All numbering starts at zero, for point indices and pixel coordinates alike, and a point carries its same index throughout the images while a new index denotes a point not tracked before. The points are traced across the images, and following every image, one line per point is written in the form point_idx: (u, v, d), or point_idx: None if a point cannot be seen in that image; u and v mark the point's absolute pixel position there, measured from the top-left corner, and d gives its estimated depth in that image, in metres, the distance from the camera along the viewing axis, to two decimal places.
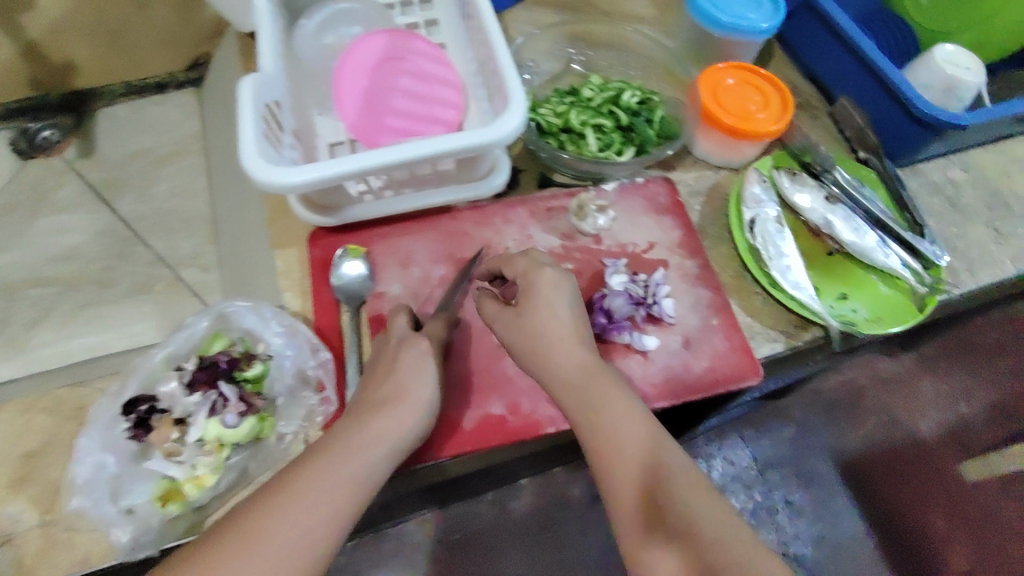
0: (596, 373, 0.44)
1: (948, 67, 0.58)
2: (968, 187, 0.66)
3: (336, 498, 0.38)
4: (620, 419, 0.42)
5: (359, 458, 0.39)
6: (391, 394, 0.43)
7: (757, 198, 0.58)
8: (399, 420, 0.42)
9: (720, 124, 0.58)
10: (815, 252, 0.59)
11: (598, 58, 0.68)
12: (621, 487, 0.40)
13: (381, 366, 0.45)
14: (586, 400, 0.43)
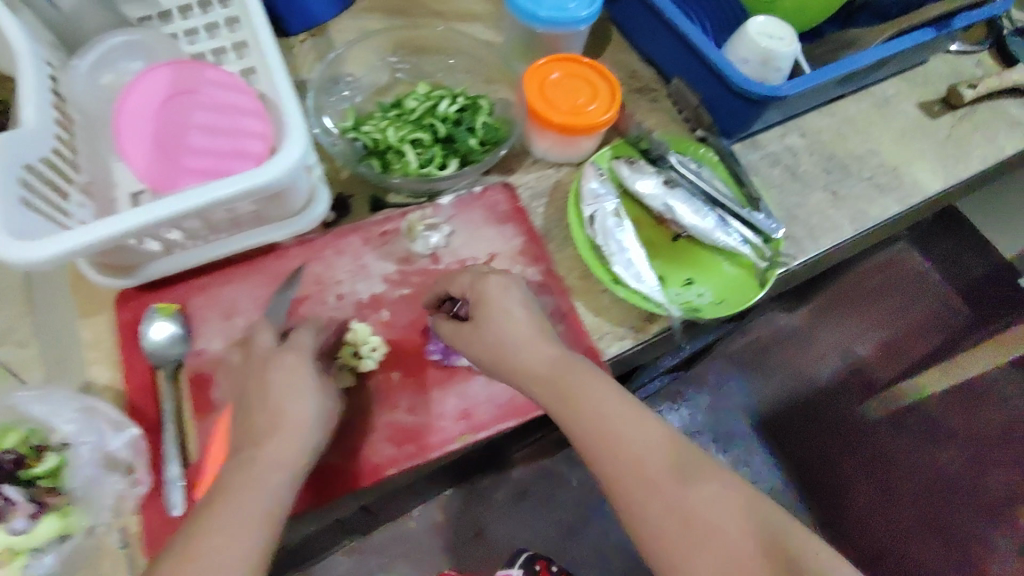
0: (571, 370, 0.45)
1: (761, 41, 0.58)
2: (806, 153, 0.67)
3: (270, 506, 0.38)
4: (614, 416, 0.43)
5: (260, 497, 0.38)
6: (281, 415, 0.41)
7: (595, 193, 0.57)
8: (285, 444, 0.40)
9: (548, 121, 0.57)
10: (660, 239, 0.59)
11: (425, 65, 0.65)
12: (629, 485, 0.41)
13: (253, 386, 0.43)
14: (570, 403, 0.44)
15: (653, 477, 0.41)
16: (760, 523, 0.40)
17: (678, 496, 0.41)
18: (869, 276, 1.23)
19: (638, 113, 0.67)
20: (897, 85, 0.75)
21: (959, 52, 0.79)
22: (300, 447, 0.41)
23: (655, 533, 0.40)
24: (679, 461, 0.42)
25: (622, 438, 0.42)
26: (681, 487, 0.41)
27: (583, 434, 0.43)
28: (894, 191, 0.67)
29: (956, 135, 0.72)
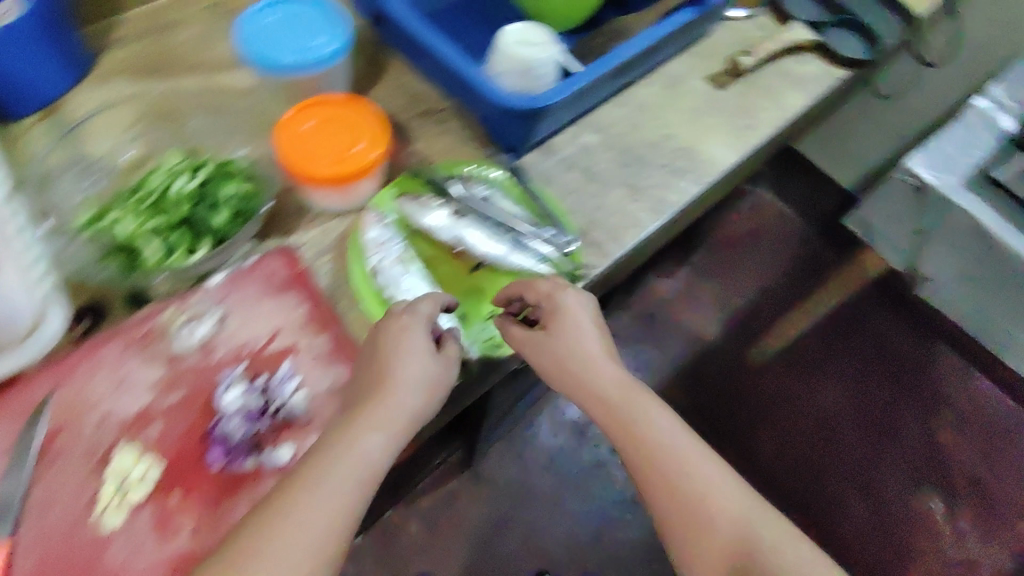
0: (631, 391, 0.50)
1: (518, 50, 0.56)
2: (601, 150, 0.67)
3: (353, 476, 0.40)
4: (657, 432, 0.49)
5: (334, 475, 0.40)
6: (384, 377, 0.45)
7: (377, 241, 0.55)
8: (391, 411, 0.43)
9: (314, 176, 0.55)
10: (459, 273, 0.58)
11: (183, 126, 0.61)
12: (657, 490, 0.47)
13: (374, 347, 0.47)
14: (620, 416, 0.49)
15: (692, 487, 0.47)
16: (773, 526, 0.46)
17: (710, 502, 0.46)
18: (734, 228, 1.36)
19: (424, 141, 0.65)
20: (685, 61, 0.76)
21: (741, 17, 0.81)
22: (389, 418, 0.43)
23: (688, 538, 0.46)
24: (712, 475, 0.47)
25: (672, 450, 0.48)
26: (710, 492, 0.47)
27: (629, 448, 0.49)
28: (691, 171, 0.68)
29: (745, 102, 0.74)
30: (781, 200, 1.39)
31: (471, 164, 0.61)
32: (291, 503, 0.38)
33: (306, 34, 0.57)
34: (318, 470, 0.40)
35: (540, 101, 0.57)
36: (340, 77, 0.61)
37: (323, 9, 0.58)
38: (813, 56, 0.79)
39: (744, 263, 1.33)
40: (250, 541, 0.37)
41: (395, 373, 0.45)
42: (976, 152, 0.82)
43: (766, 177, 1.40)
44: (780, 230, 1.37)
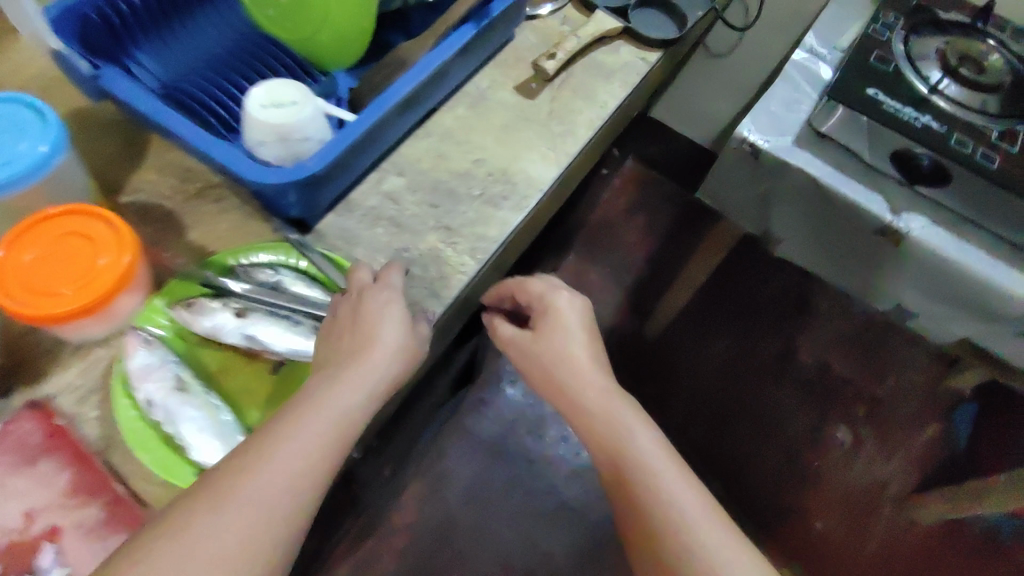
0: (614, 405, 0.50)
1: (264, 117, 0.48)
2: (408, 193, 0.61)
3: (324, 437, 0.40)
4: (636, 448, 0.48)
5: (317, 422, 0.41)
6: (363, 341, 0.45)
7: (144, 370, 0.47)
8: (373, 366, 0.45)
9: (54, 312, 0.46)
10: (257, 380, 0.51)
11: None
12: (614, 478, 0.48)
13: (347, 317, 0.47)
14: (602, 426, 0.50)
15: (669, 502, 0.45)
16: (715, 526, 0.43)
17: (685, 524, 0.44)
18: (610, 196, 1.31)
19: (200, 229, 0.57)
20: (491, 73, 0.70)
21: (545, 13, 0.75)
22: (365, 380, 0.44)
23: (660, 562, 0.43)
24: (692, 498, 0.45)
25: (650, 469, 0.46)
26: (688, 515, 0.44)
27: (612, 468, 0.48)
28: (510, 198, 0.62)
29: (559, 108, 0.69)
30: (652, 161, 1.35)
31: (250, 246, 0.53)
32: (268, 448, 0.39)
33: (5, 141, 0.48)
34: (300, 415, 0.41)
35: (302, 170, 0.49)
36: (73, 185, 0.52)
37: (21, 105, 0.49)
38: (624, 42, 0.75)
39: (624, 231, 1.27)
40: (226, 482, 0.37)
41: (379, 332, 0.46)
42: (801, 104, 0.81)
43: (634, 142, 1.37)
44: (655, 191, 1.32)
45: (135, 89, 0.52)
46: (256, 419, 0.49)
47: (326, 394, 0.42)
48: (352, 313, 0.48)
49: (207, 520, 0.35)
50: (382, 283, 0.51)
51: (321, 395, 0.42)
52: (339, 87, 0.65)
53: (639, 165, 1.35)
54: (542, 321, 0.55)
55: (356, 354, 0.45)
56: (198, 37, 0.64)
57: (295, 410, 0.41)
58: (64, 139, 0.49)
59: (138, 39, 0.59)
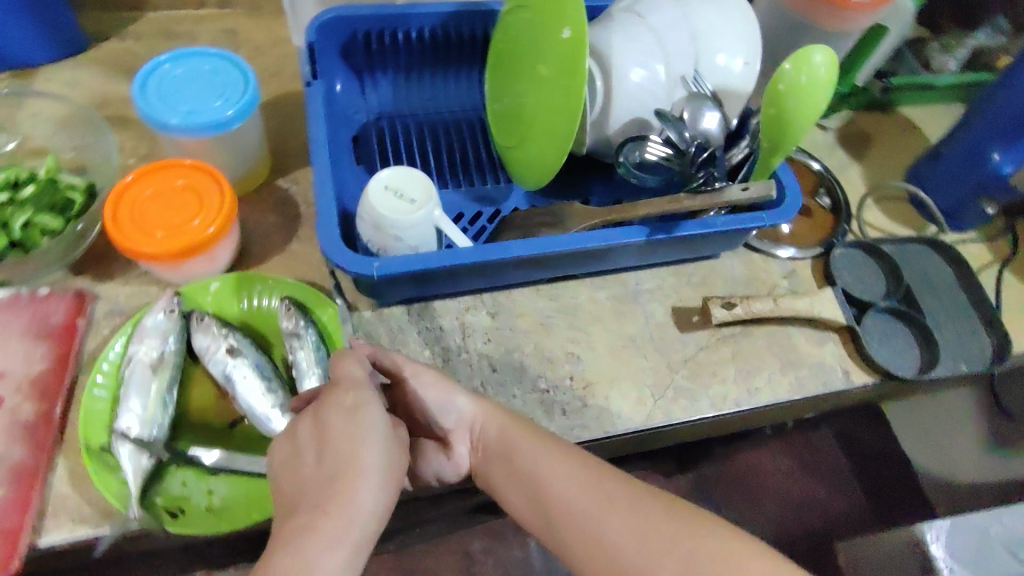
0: (497, 423, 0.48)
1: (378, 199, 0.48)
2: (482, 337, 0.56)
3: None
4: (540, 449, 0.46)
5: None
6: (336, 476, 0.40)
7: (147, 331, 0.49)
8: (353, 508, 0.39)
9: (128, 242, 0.49)
10: (220, 412, 0.50)
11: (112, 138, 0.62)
12: (560, 529, 0.43)
13: (329, 442, 0.41)
14: (508, 442, 0.47)
15: (580, 493, 0.43)
16: (686, 525, 0.40)
17: (594, 503, 0.42)
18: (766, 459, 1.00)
19: (303, 244, 0.59)
20: (662, 279, 0.62)
21: (784, 256, 0.65)
22: (337, 543, 0.38)
23: (594, 557, 0.41)
24: (598, 479, 0.43)
25: (543, 481, 0.44)
26: (585, 488, 0.43)
27: (525, 481, 0.46)
28: (569, 416, 0.53)
29: (701, 358, 0.57)
30: (849, 447, 1.00)
31: (304, 289, 0.53)
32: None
33: (208, 97, 0.54)
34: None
35: (364, 264, 0.47)
36: (241, 150, 0.57)
37: (240, 69, 0.55)
38: (835, 340, 0.60)
39: (760, 503, 0.96)
40: None
41: (354, 453, 0.41)
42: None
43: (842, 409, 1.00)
44: (835, 482, 0.98)
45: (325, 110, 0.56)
46: (184, 439, 0.49)
47: (300, 547, 0.37)
48: (341, 428, 0.42)
49: None
50: (342, 377, 0.45)
51: (301, 551, 0.37)
52: (510, 199, 0.62)
53: (825, 441, 1.01)
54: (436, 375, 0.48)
55: (337, 483, 0.40)
56: (443, 89, 0.67)
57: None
58: (250, 111, 0.54)
59: (388, 67, 0.65)
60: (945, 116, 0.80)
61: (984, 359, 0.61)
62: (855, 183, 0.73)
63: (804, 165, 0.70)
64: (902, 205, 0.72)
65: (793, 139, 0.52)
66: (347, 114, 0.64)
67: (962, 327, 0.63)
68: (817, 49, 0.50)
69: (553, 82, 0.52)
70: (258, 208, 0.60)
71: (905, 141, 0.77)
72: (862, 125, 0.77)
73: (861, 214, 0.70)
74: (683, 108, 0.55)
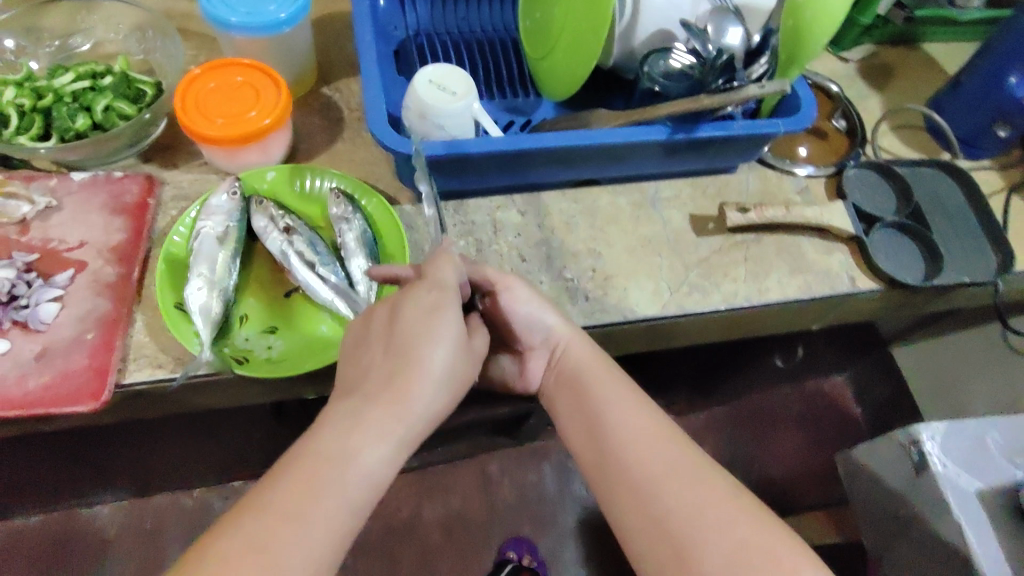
0: (586, 359, 0.51)
1: (424, 88, 0.53)
2: (511, 232, 0.61)
3: (346, 501, 0.38)
4: (620, 405, 0.48)
5: (357, 473, 0.39)
6: (397, 365, 0.43)
7: (214, 208, 0.55)
8: (407, 398, 0.42)
9: (193, 127, 0.55)
10: (275, 286, 0.55)
11: None
12: (607, 470, 0.46)
13: (401, 333, 0.45)
14: (591, 393, 0.49)
15: (646, 453, 0.45)
16: (726, 496, 0.42)
17: (656, 465, 0.44)
18: (780, 400, 1.11)
19: (347, 145, 0.64)
20: (680, 189, 0.65)
21: (801, 175, 0.68)
22: (383, 429, 0.41)
23: (642, 514, 0.42)
24: (666, 443, 0.45)
25: (611, 421, 0.47)
26: (644, 439, 0.45)
27: (597, 429, 0.48)
28: (590, 302, 0.58)
29: (714, 260, 0.61)
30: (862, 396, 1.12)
31: (351, 179, 0.59)
32: (311, 500, 0.37)
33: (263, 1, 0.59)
34: (330, 469, 0.38)
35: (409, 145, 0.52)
36: (292, 52, 0.63)
37: None
38: (844, 250, 0.64)
39: (777, 438, 1.08)
40: (248, 531, 0.36)
41: (417, 356, 0.44)
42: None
43: (862, 359, 1.08)
44: (840, 424, 1.11)
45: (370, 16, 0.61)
46: (245, 303, 0.54)
47: (347, 433, 0.40)
48: (410, 330, 0.45)
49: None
50: (428, 276, 0.48)
51: (348, 439, 0.40)
52: (538, 111, 0.67)
53: (842, 391, 1.13)
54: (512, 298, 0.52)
55: (394, 382, 0.43)
56: (477, 11, 0.71)
57: (320, 459, 0.39)
58: (301, 16, 0.60)
59: None
60: (966, 52, 0.82)
61: (989, 272, 0.63)
62: (873, 111, 0.75)
63: (822, 90, 0.73)
64: (919, 133, 0.74)
65: (806, 50, 0.58)
66: (387, 30, 0.69)
67: (969, 243, 0.65)
68: None
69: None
70: (306, 112, 0.65)
71: (926, 74, 0.79)
72: (885, 58, 0.79)
73: (876, 140, 0.72)
74: (706, 22, 0.58)
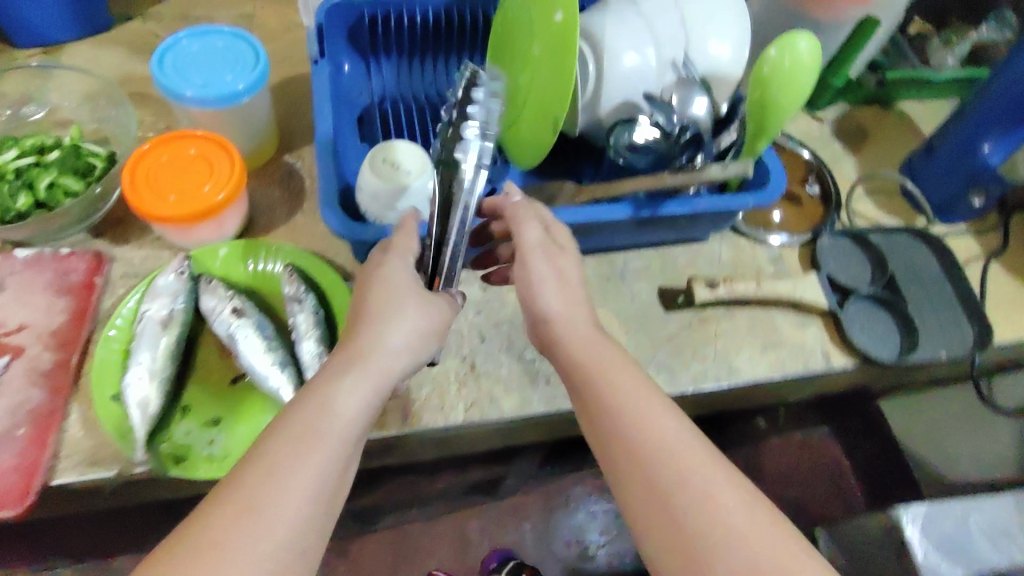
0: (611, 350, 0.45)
1: (379, 169, 0.51)
2: (474, 309, 0.59)
3: (326, 447, 0.38)
4: (631, 398, 0.41)
5: (329, 438, 0.39)
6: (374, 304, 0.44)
7: (157, 290, 0.53)
8: (382, 332, 0.43)
9: (140, 204, 0.53)
10: (220, 374, 0.53)
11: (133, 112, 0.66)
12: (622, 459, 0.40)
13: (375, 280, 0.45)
14: (595, 384, 0.43)
15: (661, 453, 0.39)
16: (749, 506, 0.36)
17: (674, 466, 0.38)
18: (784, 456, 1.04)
19: (307, 217, 0.62)
20: (649, 260, 0.64)
21: (775, 244, 0.67)
22: (367, 368, 0.41)
23: (658, 522, 0.36)
24: (681, 443, 0.39)
25: (635, 408, 0.41)
26: (668, 431, 0.39)
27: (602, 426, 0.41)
28: (552, 385, 0.56)
29: (683, 337, 0.60)
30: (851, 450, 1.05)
31: (303, 254, 0.57)
32: (282, 473, 0.37)
33: (220, 70, 0.57)
34: (305, 442, 0.38)
35: (359, 230, 0.50)
36: (252, 122, 0.61)
37: (250, 44, 0.58)
38: (817, 324, 0.62)
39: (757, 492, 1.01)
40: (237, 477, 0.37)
41: (388, 295, 0.44)
42: (1016, 547, 0.61)
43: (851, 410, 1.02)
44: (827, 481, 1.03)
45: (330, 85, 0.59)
46: (190, 392, 0.52)
47: (327, 385, 0.40)
48: (375, 285, 0.45)
49: (226, 525, 0.35)
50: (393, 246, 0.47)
51: (316, 401, 0.40)
52: (505, 179, 0.65)
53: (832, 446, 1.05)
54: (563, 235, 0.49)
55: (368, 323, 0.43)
56: (445, 75, 0.70)
57: (295, 434, 0.38)
58: (261, 86, 0.58)
59: (392, 52, 0.68)
60: (941, 112, 0.81)
61: (964, 346, 0.62)
62: (848, 173, 0.74)
63: (796, 154, 0.72)
64: (895, 197, 0.73)
65: (776, 122, 0.54)
66: (351, 95, 0.67)
67: (945, 316, 0.63)
68: (802, 36, 0.52)
69: (547, 69, 0.54)
70: (264, 182, 0.64)
71: (901, 135, 0.78)
72: (860, 118, 0.79)
73: (851, 204, 0.71)
74: (672, 92, 0.57)
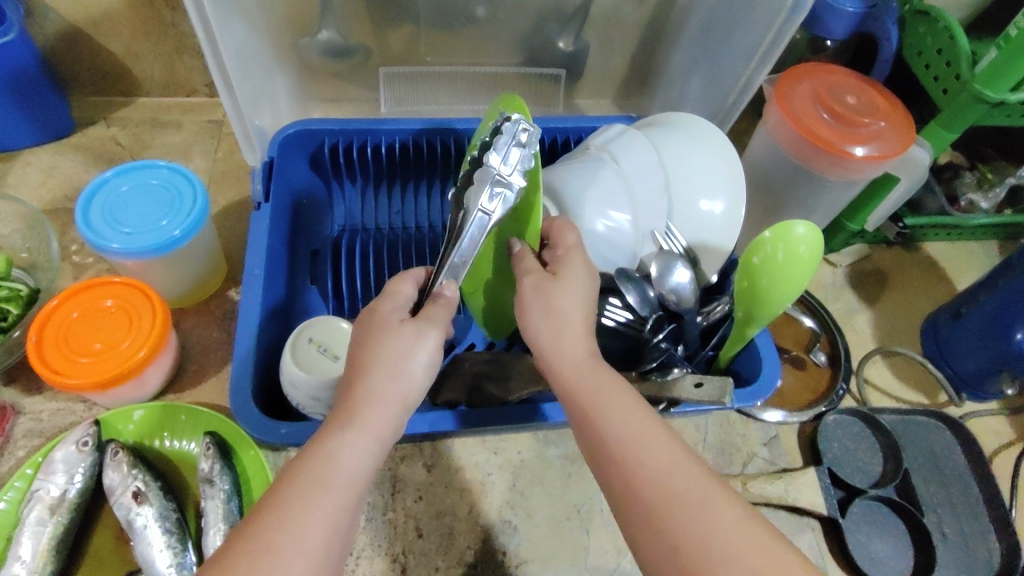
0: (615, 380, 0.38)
1: (309, 347, 0.46)
2: (414, 494, 0.52)
3: (328, 504, 0.33)
4: (626, 415, 0.36)
5: (334, 492, 0.34)
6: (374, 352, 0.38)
7: (51, 466, 0.47)
8: (387, 381, 0.37)
9: (45, 366, 0.48)
10: (112, 569, 0.47)
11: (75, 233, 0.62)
12: (636, 513, 0.34)
13: (368, 332, 0.39)
14: (590, 399, 0.37)
15: (662, 471, 0.34)
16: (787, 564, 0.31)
17: (672, 490, 0.33)
18: None
19: None
20: None
21: (772, 420, 0.58)
22: (370, 413, 0.36)
23: (656, 547, 0.33)
24: (683, 464, 0.34)
25: (646, 451, 0.35)
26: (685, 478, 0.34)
27: (600, 444, 0.36)
28: None
29: None
30: None
31: (223, 422, 0.50)
32: (292, 528, 0.32)
33: (155, 215, 0.52)
34: (312, 495, 0.33)
35: (266, 430, 0.44)
36: (191, 263, 0.56)
37: (191, 184, 0.54)
38: (814, 528, 0.53)
39: None
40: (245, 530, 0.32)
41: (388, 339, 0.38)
42: None
43: None
44: None
45: (268, 236, 0.53)
46: None
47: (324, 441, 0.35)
48: (364, 336, 0.39)
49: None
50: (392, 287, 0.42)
51: (321, 451, 0.35)
52: (467, 334, 0.59)
53: None
54: (567, 269, 0.41)
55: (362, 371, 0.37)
56: (414, 204, 0.65)
57: (298, 486, 0.33)
58: (199, 230, 0.53)
59: (357, 178, 0.63)
60: (971, 257, 0.72)
61: (990, 567, 0.53)
62: (862, 329, 0.66)
63: (795, 321, 0.64)
64: (915, 365, 0.64)
65: (767, 312, 0.47)
66: (309, 228, 0.62)
67: (968, 525, 0.55)
68: (798, 221, 0.45)
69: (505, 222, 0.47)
70: (203, 322, 0.59)
71: (926, 285, 0.70)
72: (879, 262, 0.70)
73: (862, 371, 0.63)
74: (650, 261, 0.51)
